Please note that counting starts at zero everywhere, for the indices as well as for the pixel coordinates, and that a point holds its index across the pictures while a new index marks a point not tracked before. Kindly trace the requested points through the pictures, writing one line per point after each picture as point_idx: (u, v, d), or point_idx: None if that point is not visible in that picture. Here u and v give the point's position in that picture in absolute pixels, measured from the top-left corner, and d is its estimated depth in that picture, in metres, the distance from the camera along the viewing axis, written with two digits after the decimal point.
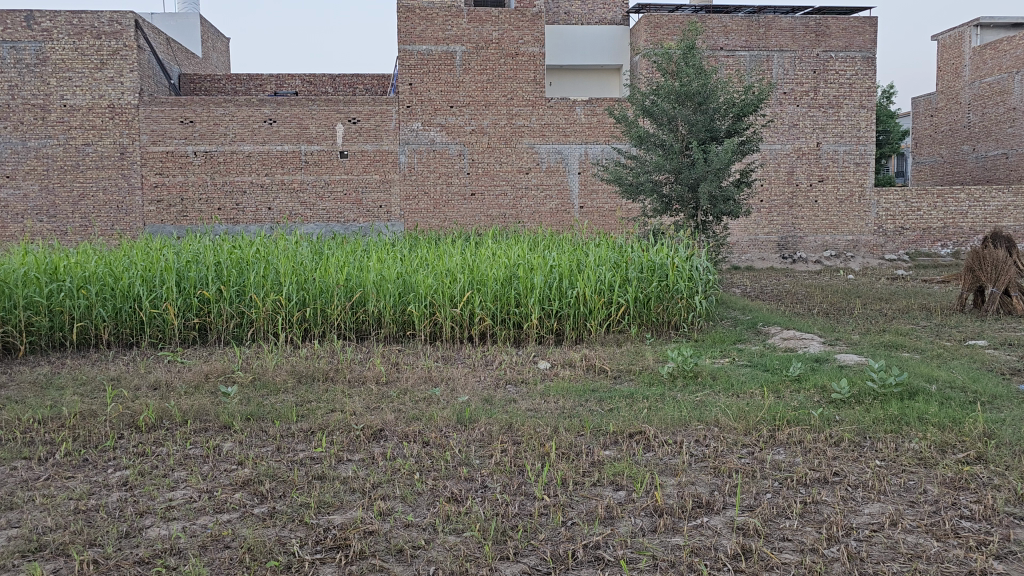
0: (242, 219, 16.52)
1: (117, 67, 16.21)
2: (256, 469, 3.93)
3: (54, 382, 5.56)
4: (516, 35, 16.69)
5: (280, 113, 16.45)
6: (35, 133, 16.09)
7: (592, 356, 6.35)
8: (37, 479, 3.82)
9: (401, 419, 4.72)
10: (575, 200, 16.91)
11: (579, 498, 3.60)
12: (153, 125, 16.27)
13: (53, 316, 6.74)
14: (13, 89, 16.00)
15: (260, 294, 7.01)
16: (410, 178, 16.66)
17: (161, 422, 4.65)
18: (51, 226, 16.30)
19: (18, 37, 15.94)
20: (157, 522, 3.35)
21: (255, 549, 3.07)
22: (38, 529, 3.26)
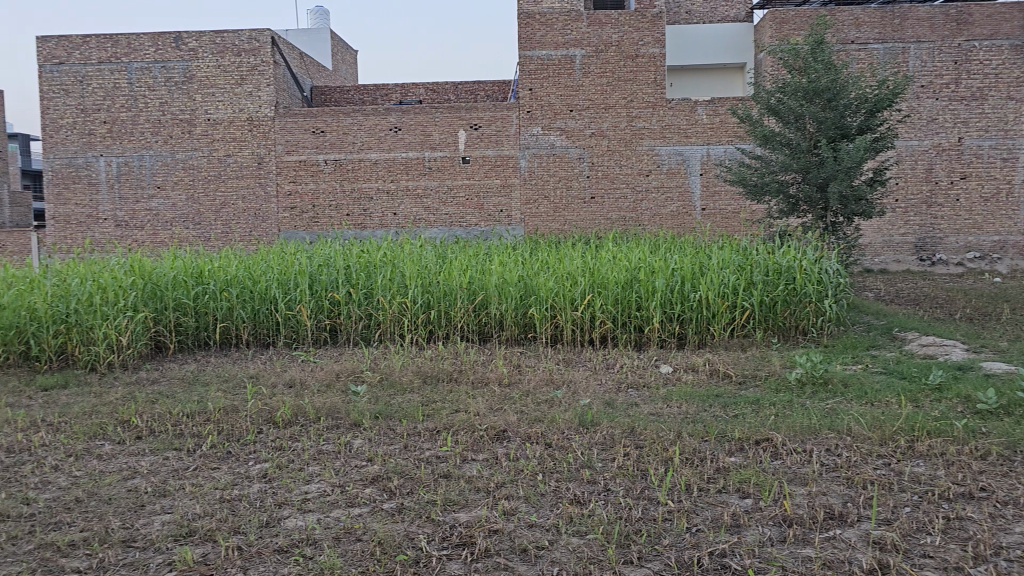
0: (369, 224, 17.13)
1: (255, 82, 17.16)
2: (385, 465, 4.07)
3: (201, 378, 5.94)
4: (636, 37, 16.50)
5: (405, 121, 16.97)
6: (183, 146, 17.29)
7: (715, 361, 6.22)
8: (186, 469, 4.10)
9: (524, 421, 4.77)
10: (697, 202, 16.56)
11: (703, 505, 3.54)
12: (288, 136, 17.15)
13: (198, 317, 7.19)
14: (164, 106, 17.25)
15: (387, 296, 7.25)
16: (531, 183, 16.80)
17: (296, 418, 4.88)
18: (196, 233, 17.44)
19: (168, 57, 17.19)
20: (295, 513, 3.53)
21: (385, 542, 3.18)
22: (189, 515, 3.50)
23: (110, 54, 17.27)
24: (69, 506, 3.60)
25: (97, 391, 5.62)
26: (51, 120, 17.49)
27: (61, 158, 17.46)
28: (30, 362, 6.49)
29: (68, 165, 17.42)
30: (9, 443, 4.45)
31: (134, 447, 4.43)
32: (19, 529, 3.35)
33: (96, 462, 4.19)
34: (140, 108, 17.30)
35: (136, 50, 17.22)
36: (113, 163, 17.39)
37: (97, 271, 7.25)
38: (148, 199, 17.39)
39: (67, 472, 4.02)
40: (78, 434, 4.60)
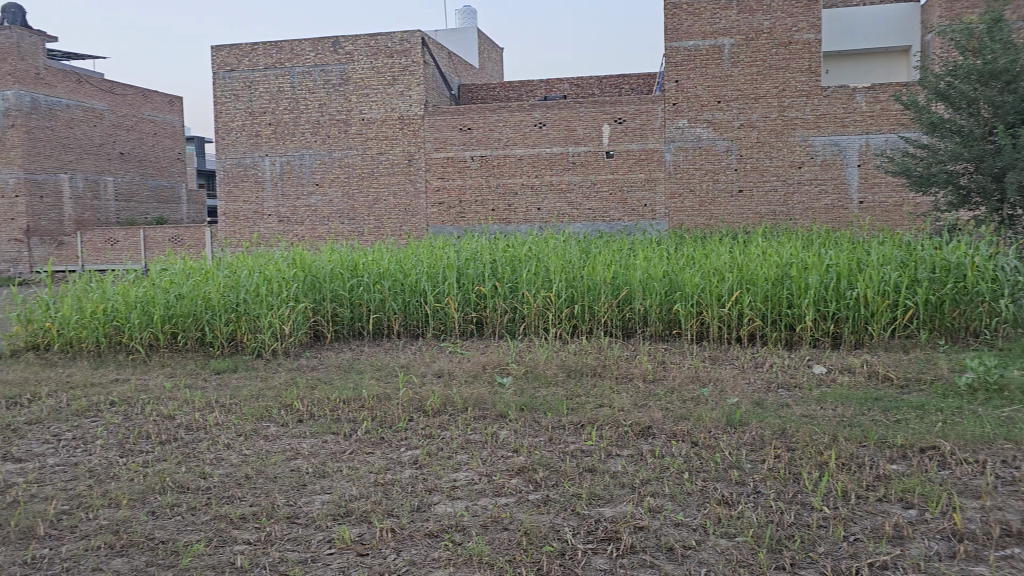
0: (514, 218, 17.38)
1: (407, 82, 17.78)
2: (531, 457, 4.12)
3: (356, 366, 6.23)
4: (790, 23, 15.84)
5: (549, 117, 17.06)
6: (339, 145, 18.20)
7: (874, 363, 5.89)
8: (344, 451, 4.31)
9: (669, 418, 4.70)
10: (854, 194, 15.74)
11: (862, 513, 3.37)
12: (437, 134, 17.68)
13: (353, 307, 7.53)
14: (323, 107, 18.23)
15: (531, 290, 7.34)
16: (676, 176, 16.46)
17: (445, 408, 5.03)
18: (350, 228, 18.29)
19: (327, 61, 18.15)
20: (444, 499, 3.64)
21: (532, 533, 3.23)
22: (346, 496, 3.68)
23: (275, 60, 18.42)
24: (240, 482, 3.87)
25: (263, 376, 6.01)
26: (223, 123, 18.89)
27: (232, 159, 18.83)
28: (205, 347, 7.02)
29: (238, 165, 18.75)
30: (187, 421, 4.84)
31: (296, 429, 4.70)
32: (197, 500, 3.63)
33: (263, 442, 4.49)
34: (302, 111, 18.36)
35: (298, 56, 18.29)
36: (277, 162, 18.55)
37: (263, 263, 7.74)
38: (308, 195, 18.42)
39: (238, 450, 4.33)
40: (248, 415, 4.94)
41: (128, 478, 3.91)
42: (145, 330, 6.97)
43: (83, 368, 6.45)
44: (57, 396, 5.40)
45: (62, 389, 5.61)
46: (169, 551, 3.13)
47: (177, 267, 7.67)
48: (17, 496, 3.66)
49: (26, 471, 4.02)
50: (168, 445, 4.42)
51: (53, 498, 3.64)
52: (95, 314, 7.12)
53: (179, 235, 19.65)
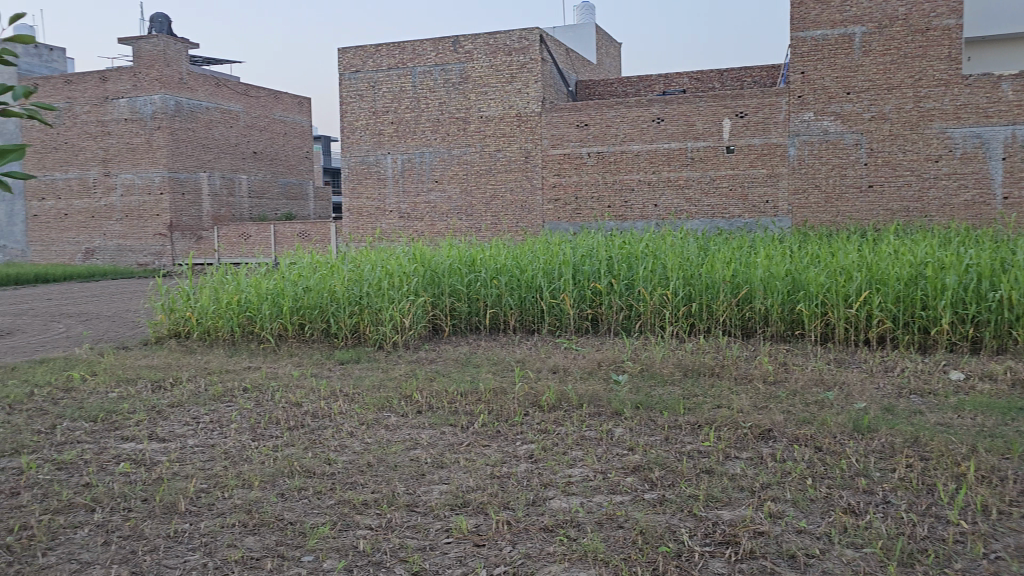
0: (630, 215, 17.23)
1: (524, 79, 17.95)
2: (646, 456, 4.08)
3: (473, 360, 6.33)
4: (927, 8, 15.01)
5: (668, 111, 16.80)
6: (458, 143, 18.57)
7: (1018, 370, 5.50)
8: (461, 443, 4.40)
9: (791, 421, 4.55)
10: (997, 189, 14.76)
11: (1004, 530, 3.16)
12: (553, 130, 17.76)
13: (470, 302, 7.67)
14: (443, 105, 18.65)
15: (648, 288, 7.26)
16: (800, 172, 15.87)
17: (560, 404, 5.04)
18: (468, 224, 18.59)
19: (447, 60, 18.57)
20: (559, 495, 3.65)
21: (647, 532, 3.20)
22: (463, 487, 3.76)
23: (398, 60, 18.97)
24: (363, 469, 4.01)
25: (384, 367, 6.21)
26: (348, 123, 19.63)
27: (356, 157, 19.54)
28: (330, 338, 7.31)
29: (361, 162, 19.43)
30: (313, 409, 5.05)
31: (415, 420, 4.83)
32: (323, 485, 3.79)
33: (384, 431, 4.63)
34: (422, 109, 18.85)
35: (420, 56, 18.79)
36: (398, 160, 19.09)
37: (385, 258, 7.97)
38: (427, 192, 18.88)
39: (361, 439, 4.49)
40: (370, 405, 5.10)
41: (260, 461, 4.12)
42: (275, 320, 7.32)
43: (219, 355, 6.83)
44: (196, 381, 5.75)
45: (201, 374, 5.97)
46: (297, 532, 3.29)
47: (305, 261, 8.00)
48: (160, 473, 3.93)
49: (169, 450, 4.30)
50: (295, 431, 4.63)
51: (193, 476, 3.88)
52: (231, 304, 7.53)
53: (306, 230, 20.52)
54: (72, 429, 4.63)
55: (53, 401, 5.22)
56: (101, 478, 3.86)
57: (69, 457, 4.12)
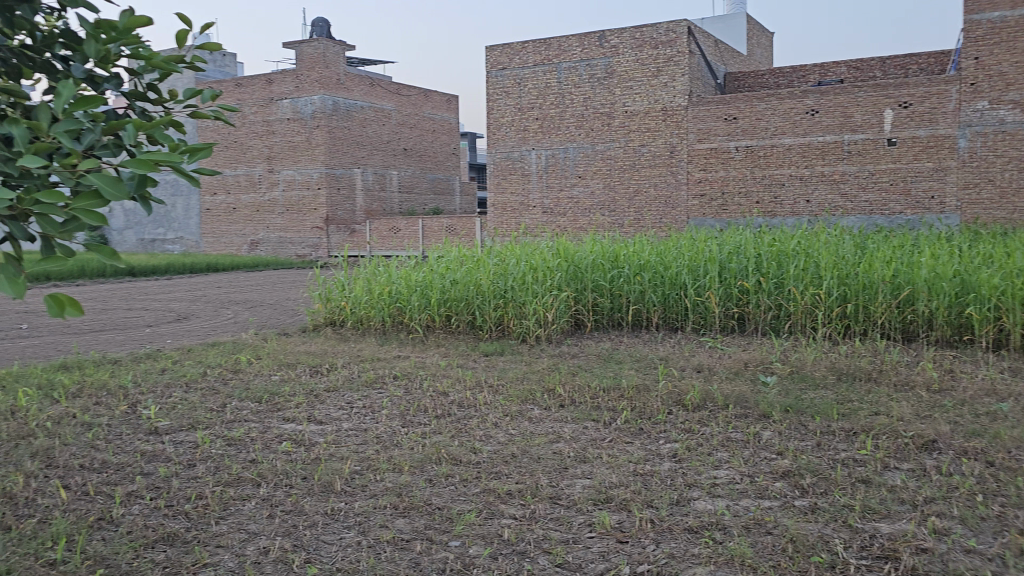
0: (780, 211, 16.55)
1: (671, 72, 17.69)
2: (797, 461, 3.93)
3: (615, 356, 6.30)
4: None
5: (823, 103, 16.05)
6: (602, 138, 18.55)
7: None
8: (603, 439, 4.40)
9: (959, 433, 4.25)
10: None
11: None
12: (700, 124, 17.39)
13: (612, 298, 7.64)
14: (588, 101, 18.71)
15: (799, 287, 6.98)
16: (971, 165, 14.81)
17: (705, 403, 4.94)
18: (611, 220, 18.51)
19: (592, 55, 18.59)
20: (704, 496, 3.58)
21: (798, 540, 3.08)
22: (606, 482, 3.75)
23: (544, 57, 19.19)
24: (507, 459, 4.09)
25: (527, 360, 6.29)
26: (494, 119, 20.02)
27: (502, 153, 19.90)
28: (474, 330, 7.47)
29: (507, 159, 19.77)
30: (459, 398, 5.20)
31: (558, 414, 4.86)
32: (469, 472, 3.89)
33: (528, 423, 4.70)
34: (567, 105, 18.98)
35: (565, 51, 18.90)
36: (542, 155, 19.29)
37: (529, 252, 8.06)
38: (571, 187, 18.96)
39: (505, 430, 4.57)
40: (514, 397, 5.19)
41: (409, 447, 4.27)
42: (423, 311, 7.58)
43: (371, 343, 7.15)
44: (350, 367, 6.04)
45: (355, 361, 6.27)
46: (444, 517, 3.39)
47: (452, 254, 8.22)
48: (318, 453, 4.16)
49: (326, 432, 4.54)
50: (443, 419, 4.78)
51: (347, 458, 4.07)
52: (382, 295, 7.85)
53: (453, 225, 21.07)
54: (240, 408, 4.98)
55: (224, 381, 5.63)
56: (266, 455, 4.13)
57: (237, 433, 4.43)
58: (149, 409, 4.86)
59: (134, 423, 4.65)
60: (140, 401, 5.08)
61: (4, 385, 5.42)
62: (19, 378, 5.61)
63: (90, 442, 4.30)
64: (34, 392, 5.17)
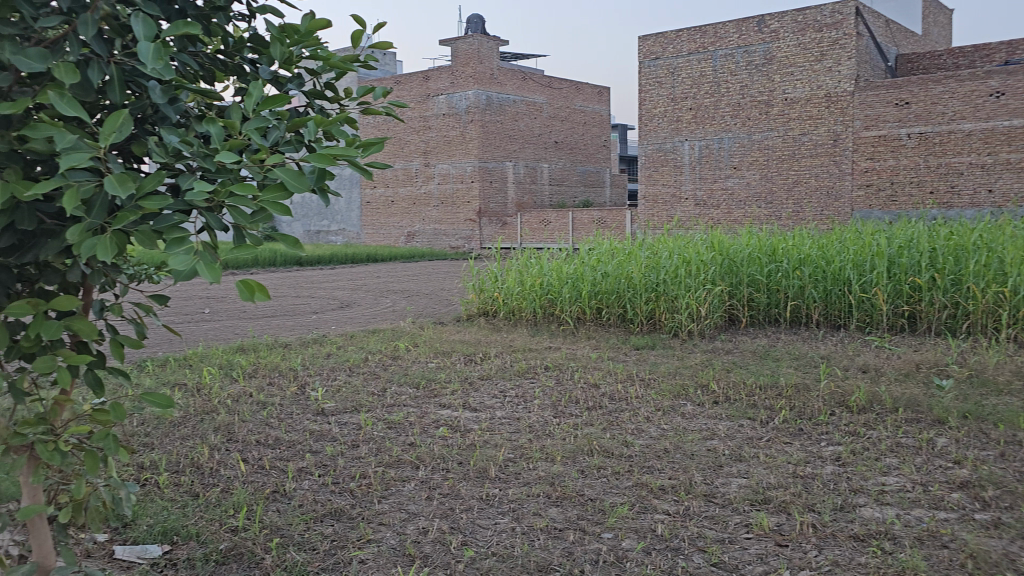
0: (957, 203, 15.41)
1: (836, 56, 16.85)
2: (977, 472, 3.64)
3: (772, 353, 6.08)
4: None
5: (1009, 84, 14.82)
6: (760, 127, 17.94)
7: None
8: (760, 438, 4.25)
9: None
10: None
11: None
12: (868, 110, 16.46)
13: (770, 293, 7.38)
14: (745, 89, 18.15)
15: (980, 284, 6.48)
16: None
17: (872, 405, 4.67)
18: (768, 211, 17.89)
19: (750, 41, 17.96)
20: (871, 503, 3.39)
21: (979, 556, 2.85)
22: (764, 483, 3.63)
23: (699, 45, 18.72)
24: (660, 454, 4.04)
25: (680, 355, 6.18)
26: (647, 110, 19.77)
27: (654, 145, 19.63)
28: (626, 323, 7.43)
29: (659, 150, 19.49)
30: (611, 391, 5.18)
31: (711, 410, 4.75)
32: (621, 466, 3.87)
33: (681, 419, 4.62)
34: (723, 94, 18.47)
35: (722, 38, 18.37)
36: (696, 146, 18.88)
37: (682, 245, 7.90)
38: (725, 178, 18.48)
39: (657, 424, 4.52)
40: (666, 392, 5.11)
41: (561, 437, 4.31)
42: (575, 304, 7.60)
43: (523, 334, 7.25)
44: (503, 356, 6.16)
45: (507, 351, 6.39)
46: (597, 509, 3.39)
47: (602, 247, 8.18)
48: (473, 439, 4.27)
49: (480, 419, 4.66)
50: (594, 411, 4.78)
51: (501, 445, 4.16)
52: (534, 287, 7.92)
53: (603, 217, 20.98)
54: (399, 393, 5.19)
55: (384, 367, 5.89)
56: (424, 440, 4.27)
57: (397, 417, 4.62)
58: (317, 391, 5.15)
59: (304, 404, 4.95)
60: (309, 383, 5.40)
61: (191, 364, 5.91)
62: (203, 358, 6.10)
63: (264, 419, 4.61)
64: (216, 371, 5.61)
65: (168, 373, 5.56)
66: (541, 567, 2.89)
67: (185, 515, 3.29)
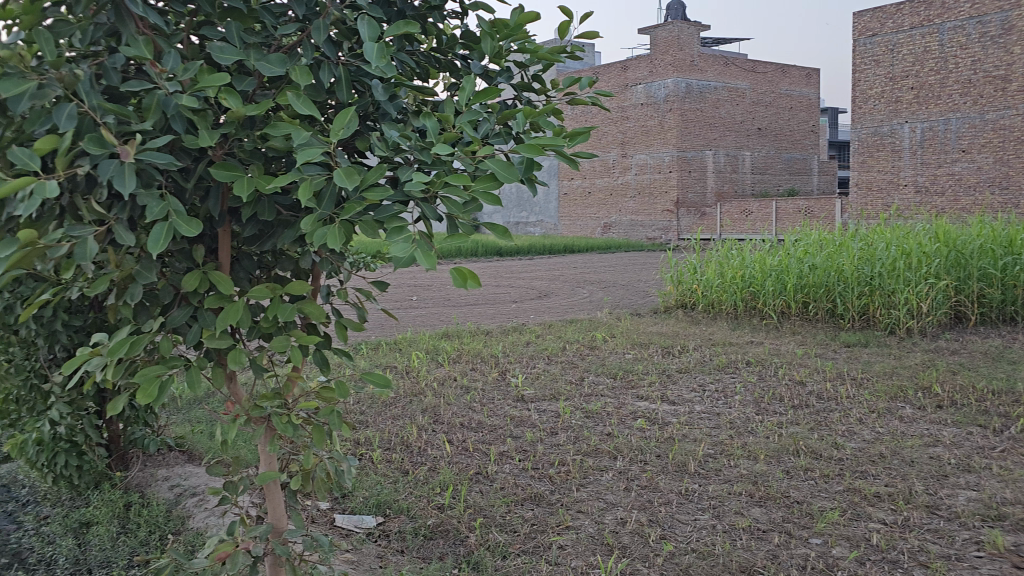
0: None
1: None
2: None
3: (1006, 355, 5.51)
4: None
5: None
6: (995, 105, 16.39)
7: None
8: (993, 449, 3.85)
9: None
10: None
11: None
12: None
13: (1005, 289, 6.80)
14: (976, 64, 16.65)
15: None
16: None
17: None
18: (1003, 198, 16.34)
19: (985, 11, 16.42)
20: None
21: None
22: (997, 498, 3.29)
23: (923, 18, 17.23)
24: (875, 459, 3.77)
25: (897, 354, 5.74)
26: (861, 91, 18.50)
27: (869, 128, 18.31)
28: (836, 318, 7.01)
29: (875, 134, 18.16)
30: (819, 389, 4.91)
31: (934, 415, 4.37)
32: (831, 468, 3.65)
33: (898, 422, 4.29)
34: (951, 70, 17.06)
35: (950, 9, 16.84)
36: (918, 128, 17.47)
37: (900, 234, 7.26)
38: (951, 163, 17.08)
39: (872, 427, 4.22)
40: (881, 393, 4.76)
41: (765, 435, 4.13)
42: (778, 297, 7.27)
43: (723, 328, 7.03)
44: (702, 350, 6.01)
45: (707, 344, 6.22)
46: (804, 513, 3.22)
47: (809, 237, 7.70)
48: (672, 432, 4.20)
49: (679, 412, 4.58)
50: (801, 410, 4.55)
51: (701, 440, 4.06)
52: (735, 279, 7.64)
53: (810, 206, 19.87)
54: (597, 382, 5.21)
55: (582, 357, 5.94)
56: (622, 430, 4.26)
57: (595, 407, 4.64)
58: (517, 378, 5.29)
59: (504, 390, 5.09)
60: (510, 370, 5.55)
61: (400, 348, 6.27)
62: (412, 343, 6.44)
63: (468, 403, 4.79)
64: (423, 355, 5.90)
65: (380, 356, 5.92)
66: (744, 568, 2.80)
67: (396, 490, 3.49)
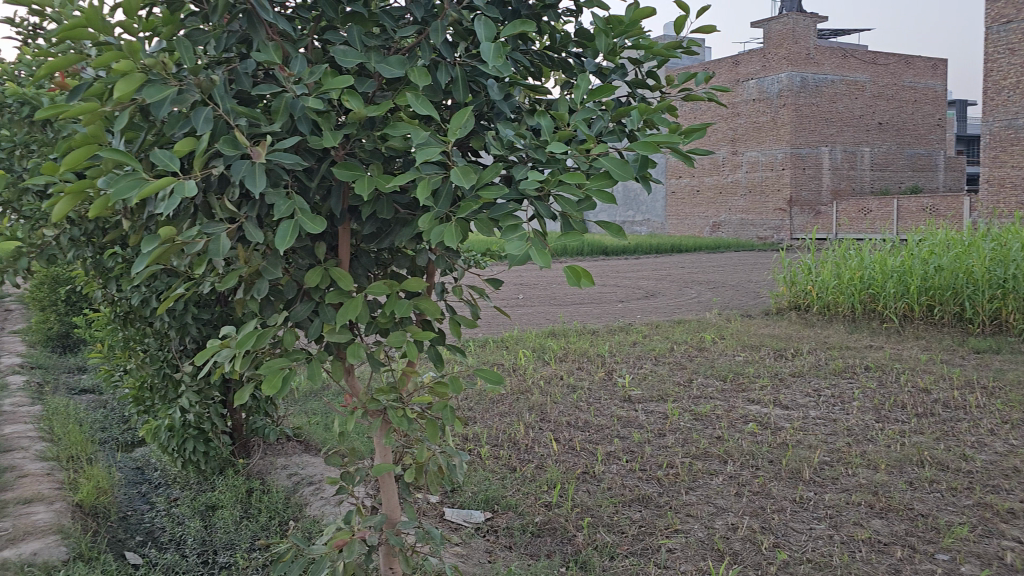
0: None
1: None
2: None
3: None
4: None
5: None
6: None
7: None
8: None
9: None
10: None
11: None
12: None
13: None
14: None
15: None
16: None
17: None
18: None
19: None
20: None
21: None
22: None
23: None
24: (1008, 473, 3.54)
25: None
26: (993, 82, 17.43)
27: (1002, 121, 17.26)
28: (964, 323, 6.68)
29: (1009, 127, 17.11)
30: (945, 397, 4.65)
31: None
32: (959, 481, 3.45)
33: None
34: None
35: None
36: None
37: None
38: None
39: (1005, 439, 3.97)
40: (1015, 403, 4.47)
41: (886, 444, 3.95)
42: (900, 300, 6.93)
43: (839, 330, 6.78)
44: (817, 353, 5.80)
45: (822, 348, 5.99)
46: (930, 526, 3.06)
47: (936, 237, 7.27)
48: (785, 438, 4.07)
49: (793, 417, 4.43)
50: (925, 418, 4.33)
51: (816, 447, 3.91)
52: (853, 280, 7.32)
53: (936, 204, 18.91)
54: (706, 385, 5.11)
55: (690, 358, 5.83)
56: (733, 434, 4.16)
57: (703, 409, 4.55)
58: (624, 378, 5.25)
59: (611, 390, 5.05)
60: (616, 369, 5.51)
61: (506, 345, 6.33)
62: (518, 340, 6.48)
63: (575, 402, 4.78)
64: (530, 354, 5.93)
65: (488, 354, 5.99)
66: None
67: (504, 486, 3.52)
